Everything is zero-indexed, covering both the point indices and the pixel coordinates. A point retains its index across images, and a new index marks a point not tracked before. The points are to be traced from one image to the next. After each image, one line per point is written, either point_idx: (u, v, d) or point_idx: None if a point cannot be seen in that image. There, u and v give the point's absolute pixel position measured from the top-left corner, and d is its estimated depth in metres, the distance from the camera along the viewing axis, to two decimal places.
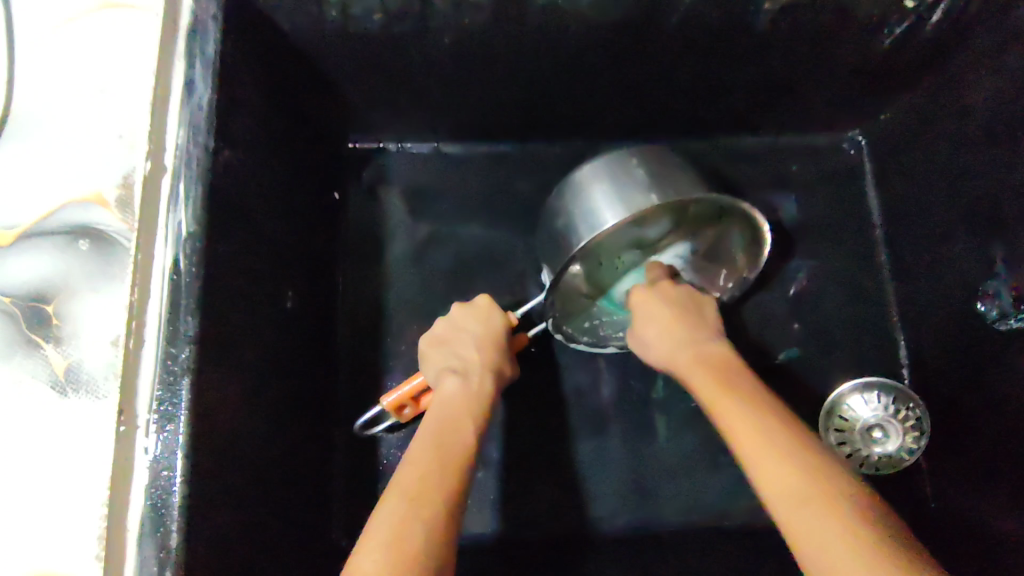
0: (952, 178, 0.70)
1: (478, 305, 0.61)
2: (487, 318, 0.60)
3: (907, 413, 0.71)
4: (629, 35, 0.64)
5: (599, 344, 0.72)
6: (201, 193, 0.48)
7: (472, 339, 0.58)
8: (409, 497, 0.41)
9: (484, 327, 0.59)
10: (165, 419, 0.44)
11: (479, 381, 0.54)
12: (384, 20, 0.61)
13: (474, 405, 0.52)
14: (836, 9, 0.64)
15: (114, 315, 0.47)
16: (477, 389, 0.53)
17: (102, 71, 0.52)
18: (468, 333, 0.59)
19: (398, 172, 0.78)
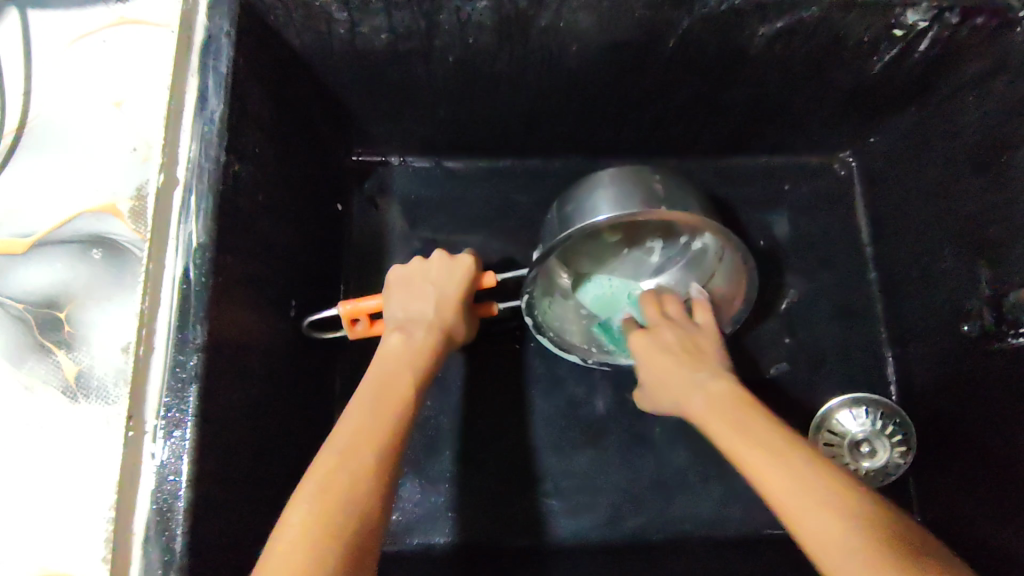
0: (940, 200, 0.72)
1: (458, 261, 0.59)
2: (451, 273, 0.59)
3: (894, 428, 0.73)
4: (628, 58, 0.66)
5: (565, 347, 0.72)
6: (211, 205, 0.50)
7: (432, 294, 0.58)
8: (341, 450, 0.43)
9: (454, 284, 0.58)
10: (172, 426, 0.45)
11: (426, 341, 0.54)
12: (391, 39, 0.62)
13: (415, 362, 0.52)
14: (829, 36, 0.66)
15: (125, 323, 0.48)
16: (421, 346, 0.54)
17: (117, 85, 0.53)
18: (431, 285, 0.58)
19: (400, 185, 0.80)
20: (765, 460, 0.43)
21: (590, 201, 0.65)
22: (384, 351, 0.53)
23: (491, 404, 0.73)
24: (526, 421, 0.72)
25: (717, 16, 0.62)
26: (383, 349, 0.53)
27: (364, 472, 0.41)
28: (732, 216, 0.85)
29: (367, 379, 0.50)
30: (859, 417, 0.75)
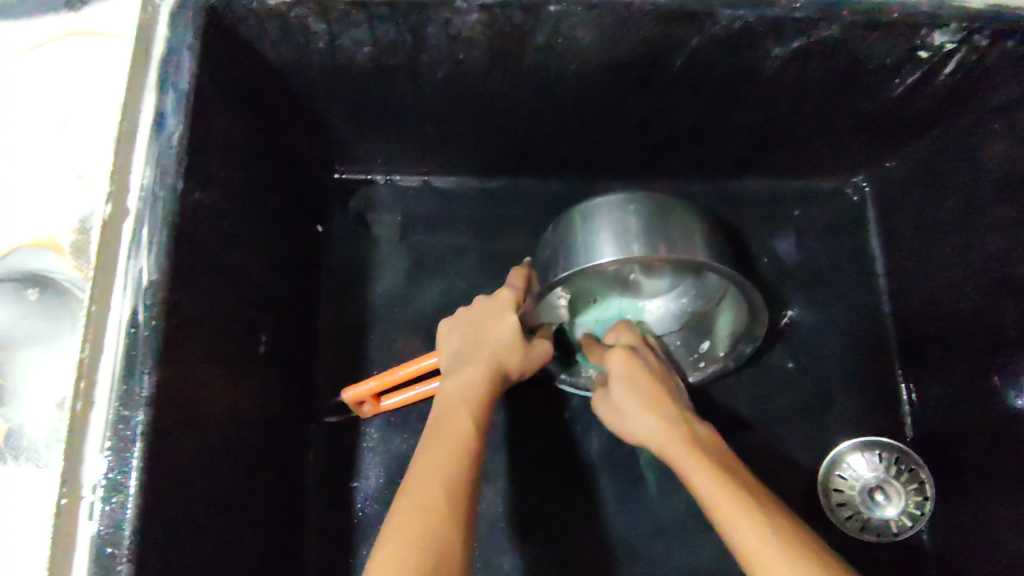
0: (961, 233, 0.67)
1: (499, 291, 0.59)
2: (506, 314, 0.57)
3: (909, 474, 0.69)
4: (631, 76, 0.61)
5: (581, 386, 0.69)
6: (167, 240, 0.45)
7: (493, 334, 0.56)
8: (424, 489, 0.43)
9: (496, 311, 0.57)
10: (111, 490, 0.40)
11: (486, 376, 0.53)
12: (373, 52, 0.57)
13: (475, 400, 0.51)
14: (848, 56, 0.61)
15: (61, 373, 0.43)
16: (479, 383, 0.52)
17: (66, 103, 0.48)
18: (488, 325, 0.57)
19: (385, 205, 0.74)
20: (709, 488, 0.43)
21: (577, 236, 0.60)
22: (441, 402, 0.52)
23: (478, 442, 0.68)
24: (515, 460, 0.68)
25: (728, 35, 0.58)
26: (441, 396, 0.52)
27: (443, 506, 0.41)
28: (739, 242, 0.80)
29: (432, 421, 0.50)
30: (872, 461, 0.71)
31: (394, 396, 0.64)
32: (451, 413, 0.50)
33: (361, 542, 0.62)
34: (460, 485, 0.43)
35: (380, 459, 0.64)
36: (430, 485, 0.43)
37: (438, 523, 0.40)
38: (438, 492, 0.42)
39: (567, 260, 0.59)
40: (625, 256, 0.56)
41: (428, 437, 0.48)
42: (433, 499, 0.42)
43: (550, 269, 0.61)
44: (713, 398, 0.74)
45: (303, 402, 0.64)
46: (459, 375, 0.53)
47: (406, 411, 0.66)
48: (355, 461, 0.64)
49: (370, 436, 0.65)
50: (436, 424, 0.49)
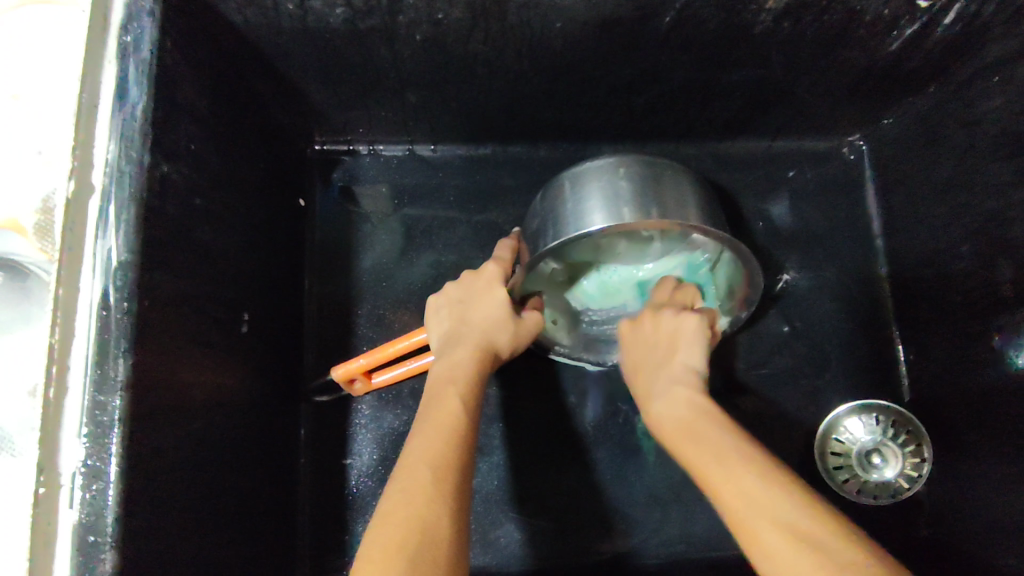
0: (959, 190, 0.66)
1: (486, 267, 0.57)
2: (492, 291, 0.56)
3: (906, 436, 0.69)
4: (618, 34, 0.59)
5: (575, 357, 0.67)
6: (135, 218, 0.43)
7: (482, 313, 0.55)
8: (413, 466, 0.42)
9: (484, 289, 0.56)
10: (92, 476, 0.39)
11: (478, 357, 0.52)
12: (347, 15, 0.54)
13: (461, 378, 0.50)
14: (845, 8, 0.59)
15: (33, 358, 0.41)
16: (466, 364, 0.51)
17: (19, 77, 0.45)
18: (475, 304, 0.56)
19: (369, 176, 0.72)
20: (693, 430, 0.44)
21: (566, 205, 0.58)
22: (428, 385, 0.51)
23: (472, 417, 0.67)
24: (509, 433, 0.67)
25: None
26: (430, 380, 0.51)
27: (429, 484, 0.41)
28: (732, 206, 0.78)
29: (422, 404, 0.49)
30: (869, 424, 0.70)
31: (385, 372, 0.62)
32: (439, 394, 0.49)
33: (356, 518, 0.61)
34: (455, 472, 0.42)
35: (373, 436, 0.64)
36: (419, 468, 0.42)
37: (427, 514, 0.39)
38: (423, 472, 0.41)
39: (557, 230, 0.58)
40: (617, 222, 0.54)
41: (421, 420, 0.47)
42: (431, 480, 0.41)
43: (539, 238, 0.60)
44: (707, 364, 0.74)
45: (291, 381, 0.63)
46: (449, 357, 0.52)
47: (397, 387, 0.65)
48: (348, 439, 0.63)
49: (362, 413, 0.64)
50: (427, 408, 0.48)
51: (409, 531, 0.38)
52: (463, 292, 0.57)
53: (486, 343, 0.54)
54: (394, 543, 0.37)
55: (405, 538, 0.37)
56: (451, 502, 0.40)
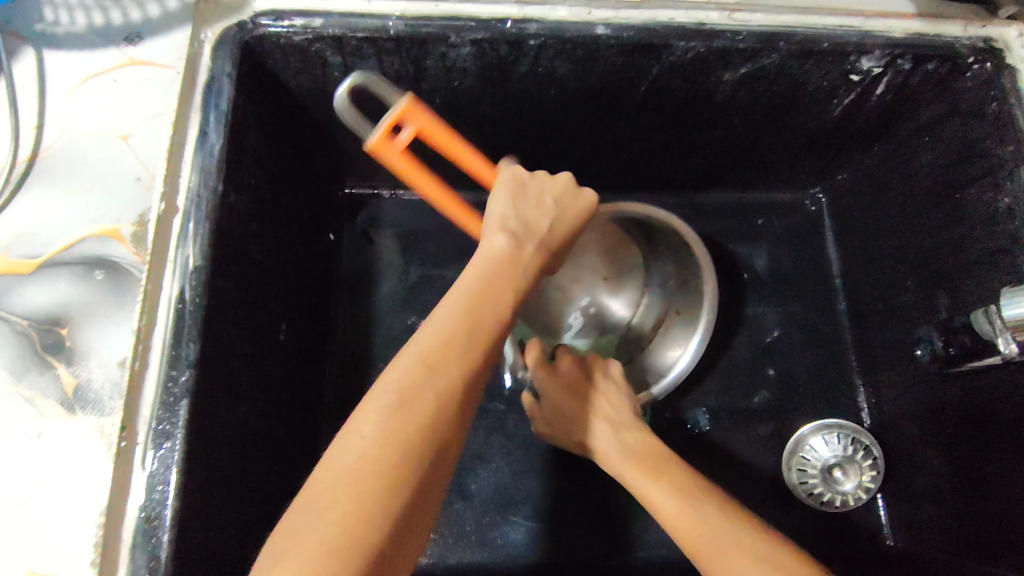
0: (901, 234, 0.76)
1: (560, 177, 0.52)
2: (575, 211, 0.52)
3: (863, 452, 0.78)
4: (604, 98, 0.71)
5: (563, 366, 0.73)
6: (207, 233, 0.53)
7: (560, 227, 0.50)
8: (428, 370, 0.39)
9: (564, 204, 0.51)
10: (162, 437, 0.48)
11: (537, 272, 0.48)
12: (380, 81, 0.66)
13: (516, 275, 0.46)
14: (790, 79, 0.70)
15: (122, 340, 0.50)
16: (525, 262, 0.47)
17: (123, 119, 0.56)
18: (552, 212, 0.50)
19: (390, 216, 0.83)
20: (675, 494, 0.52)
21: None
22: (474, 272, 0.45)
23: (476, 429, 0.77)
24: (507, 445, 0.77)
25: (684, 63, 0.66)
26: (479, 259, 0.46)
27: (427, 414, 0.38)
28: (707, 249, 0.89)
29: (460, 285, 0.44)
30: (832, 443, 0.79)
31: None
32: (487, 297, 0.44)
33: None
34: (452, 403, 0.39)
35: None
36: (424, 390, 0.38)
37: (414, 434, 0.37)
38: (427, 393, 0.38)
39: None
40: None
41: (461, 300, 0.43)
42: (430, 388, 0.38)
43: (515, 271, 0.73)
44: (685, 387, 0.83)
45: (316, 389, 0.73)
46: (496, 273, 0.45)
47: None
48: None
49: None
50: (481, 293, 0.44)
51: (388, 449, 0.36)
52: (529, 195, 0.51)
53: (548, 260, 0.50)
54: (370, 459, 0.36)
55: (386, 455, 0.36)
56: (442, 435, 0.38)
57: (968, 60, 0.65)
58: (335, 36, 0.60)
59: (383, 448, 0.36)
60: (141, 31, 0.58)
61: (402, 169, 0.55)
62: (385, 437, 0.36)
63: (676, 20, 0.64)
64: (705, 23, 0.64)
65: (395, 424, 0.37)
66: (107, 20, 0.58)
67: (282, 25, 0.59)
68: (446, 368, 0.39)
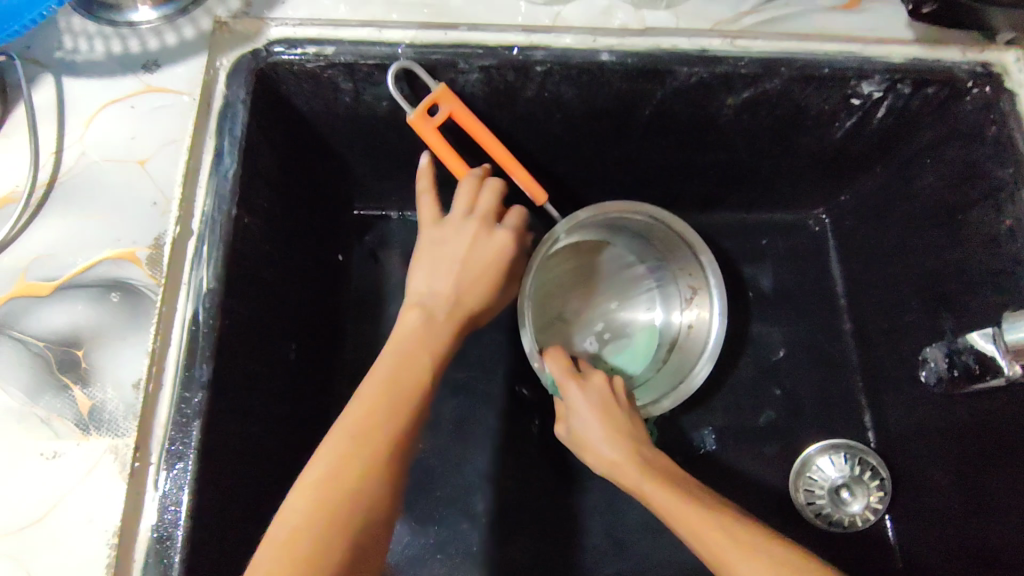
0: (904, 256, 0.77)
1: (469, 233, 0.64)
2: (478, 265, 0.65)
3: (870, 473, 0.78)
4: (610, 121, 0.72)
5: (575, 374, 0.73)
6: (222, 255, 0.54)
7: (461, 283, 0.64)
8: (351, 445, 0.50)
9: (473, 254, 0.64)
10: (175, 458, 0.49)
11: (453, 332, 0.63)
12: (391, 106, 0.68)
13: (431, 343, 0.60)
14: (792, 103, 0.71)
15: (137, 362, 0.51)
16: (437, 331, 0.61)
17: (140, 145, 0.57)
18: (459, 269, 0.64)
19: (398, 237, 0.84)
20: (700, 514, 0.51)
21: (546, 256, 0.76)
22: (394, 347, 0.59)
23: (482, 449, 0.77)
24: (513, 465, 0.77)
25: (687, 88, 0.68)
26: (404, 328, 0.61)
27: (359, 476, 0.49)
28: None
29: (380, 365, 0.57)
30: (838, 463, 0.79)
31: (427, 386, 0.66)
32: (400, 376, 0.56)
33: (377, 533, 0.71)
34: (377, 466, 0.50)
35: None
36: (351, 464, 0.49)
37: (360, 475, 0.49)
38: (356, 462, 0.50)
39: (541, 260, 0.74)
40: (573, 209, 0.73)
41: (380, 381, 0.55)
42: (355, 461, 0.50)
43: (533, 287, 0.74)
44: (691, 407, 0.83)
45: (325, 409, 0.73)
46: (412, 346, 0.59)
47: None
48: None
49: None
50: (383, 372, 0.56)
51: (346, 475, 0.49)
52: (459, 250, 0.64)
53: (462, 320, 0.64)
54: (331, 483, 0.48)
55: (332, 491, 0.48)
56: (364, 491, 0.49)
57: (968, 85, 0.67)
58: (348, 64, 0.62)
59: (320, 506, 0.47)
60: (158, 59, 0.60)
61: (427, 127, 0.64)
62: (318, 501, 0.47)
63: (680, 47, 0.65)
64: (708, 49, 0.66)
65: (325, 496, 0.48)
66: (126, 48, 0.60)
67: (296, 53, 0.61)
68: (363, 444, 0.51)
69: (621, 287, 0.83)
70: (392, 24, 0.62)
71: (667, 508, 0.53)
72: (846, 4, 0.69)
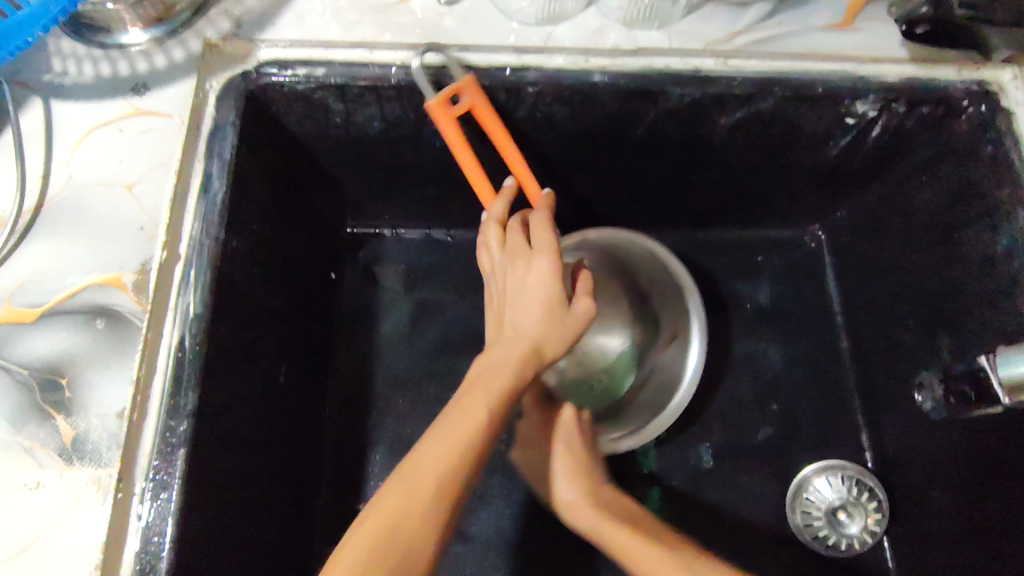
0: (901, 274, 0.77)
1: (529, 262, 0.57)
2: (540, 282, 0.56)
3: (867, 495, 0.77)
4: (603, 140, 0.72)
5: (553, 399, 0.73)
6: (209, 281, 0.54)
7: (523, 311, 0.55)
8: (412, 481, 0.44)
9: (543, 295, 0.55)
10: (159, 487, 0.48)
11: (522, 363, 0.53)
12: (382, 126, 0.67)
13: (501, 377, 0.51)
14: (786, 123, 0.71)
15: (121, 389, 0.50)
16: (505, 362, 0.52)
17: (127, 169, 0.57)
18: (520, 297, 0.56)
19: (391, 255, 0.84)
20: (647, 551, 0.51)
21: None
22: (468, 379, 0.52)
23: (475, 471, 0.76)
24: (506, 487, 0.76)
25: (680, 109, 0.67)
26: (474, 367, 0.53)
27: (415, 517, 0.43)
28: (708, 286, 0.89)
29: (457, 397, 0.51)
30: (835, 484, 0.78)
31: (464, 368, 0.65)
32: (473, 399, 0.49)
33: None
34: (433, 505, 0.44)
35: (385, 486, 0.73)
36: (398, 499, 0.44)
37: (415, 508, 0.44)
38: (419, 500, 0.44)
39: None
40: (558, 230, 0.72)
41: (454, 412, 0.49)
42: (406, 494, 0.44)
43: None
44: (687, 426, 0.83)
45: (316, 430, 0.73)
46: (480, 380, 0.51)
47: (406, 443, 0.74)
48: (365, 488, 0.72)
49: (375, 463, 0.74)
50: (457, 400, 0.50)
51: (408, 515, 0.43)
52: (519, 291, 0.56)
53: (534, 349, 0.54)
54: (384, 524, 0.43)
55: (392, 528, 0.42)
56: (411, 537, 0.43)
57: (963, 103, 0.66)
58: (338, 85, 0.61)
59: (374, 544, 0.42)
60: (147, 82, 0.60)
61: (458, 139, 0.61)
62: (373, 541, 0.42)
63: (672, 67, 0.65)
64: (701, 69, 0.65)
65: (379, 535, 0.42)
66: (114, 70, 0.60)
67: (286, 74, 0.61)
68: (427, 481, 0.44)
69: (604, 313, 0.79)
70: (383, 45, 0.62)
71: (619, 545, 0.53)
72: (840, 23, 0.68)
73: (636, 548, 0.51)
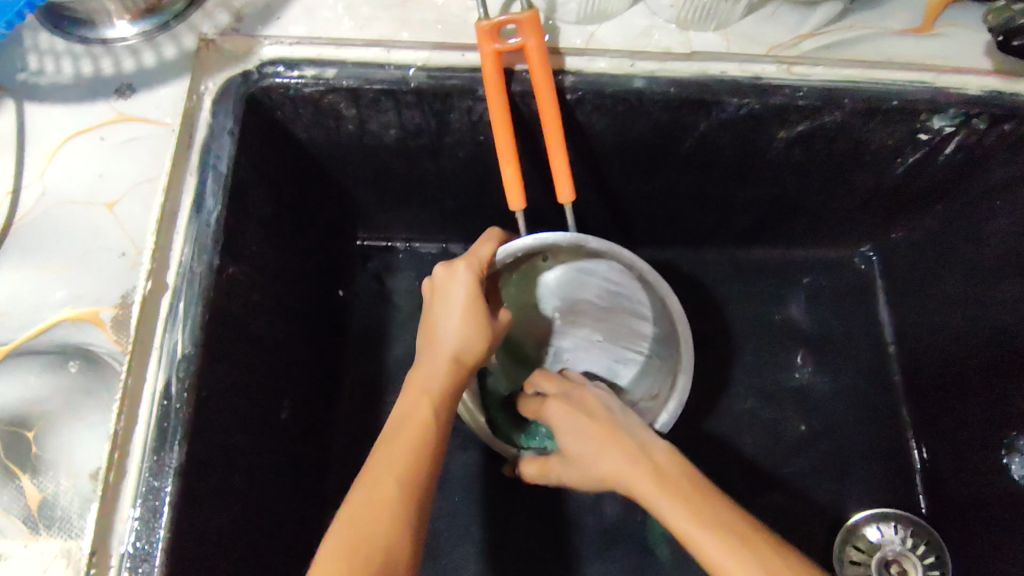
0: (968, 306, 0.69)
1: (459, 276, 0.55)
2: (452, 287, 0.55)
3: (925, 548, 0.70)
4: (646, 153, 0.64)
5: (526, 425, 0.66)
6: (200, 315, 0.47)
7: (444, 319, 0.54)
8: (379, 488, 0.43)
9: (469, 305, 0.54)
10: (138, 560, 0.41)
11: (446, 376, 0.52)
12: (399, 134, 0.60)
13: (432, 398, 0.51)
14: (851, 138, 0.63)
15: (96, 444, 0.44)
16: (440, 378, 0.52)
17: (110, 183, 0.50)
18: (444, 303, 0.55)
19: (405, 270, 0.77)
20: (672, 507, 0.43)
21: (572, 275, 0.68)
22: (398, 404, 0.51)
23: (494, 510, 0.70)
24: (527, 529, 0.69)
25: (735, 120, 0.60)
26: (405, 385, 0.53)
27: (388, 524, 0.42)
28: (748, 309, 0.82)
29: (387, 428, 0.49)
30: (888, 533, 0.72)
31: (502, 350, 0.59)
32: (400, 432, 0.48)
33: None
34: (399, 512, 0.42)
35: None
36: (369, 498, 0.43)
37: (399, 522, 0.42)
38: (386, 510, 0.42)
39: (550, 290, 0.68)
40: (579, 239, 0.61)
41: (391, 434, 0.48)
42: (399, 503, 0.43)
43: (544, 295, 0.69)
44: (725, 464, 0.76)
45: (320, 465, 0.66)
46: (410, 404, 0.50)
47: None
48: None
49: None
50: (393, 429, 0.48)
51: (380, 520, 0.42)
52: (437, 305, 0.55)
53: (458, 359, 0.53)
54: (362, 529, 0.41)
55: (372, 536, 0.41)
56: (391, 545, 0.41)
57: None
58: (351, 88, 0.54)
59: (354, 545, 0.40)
60: (134, 82, 0.52)
61: (499, 100, 0.53)
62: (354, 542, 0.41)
63: (730, 74, 0.57)
64: (762, 77, 0.57)
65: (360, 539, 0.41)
66: (97, 69, 0.52)
67: (292, 75, 0.53)
68: (388, 495, 0.43)
69: (612, 321, 0.68)
70: (402, 44, 0.54)
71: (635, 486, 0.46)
72: (918, 28, 0.60)
73: (656, 498, 0.44)
